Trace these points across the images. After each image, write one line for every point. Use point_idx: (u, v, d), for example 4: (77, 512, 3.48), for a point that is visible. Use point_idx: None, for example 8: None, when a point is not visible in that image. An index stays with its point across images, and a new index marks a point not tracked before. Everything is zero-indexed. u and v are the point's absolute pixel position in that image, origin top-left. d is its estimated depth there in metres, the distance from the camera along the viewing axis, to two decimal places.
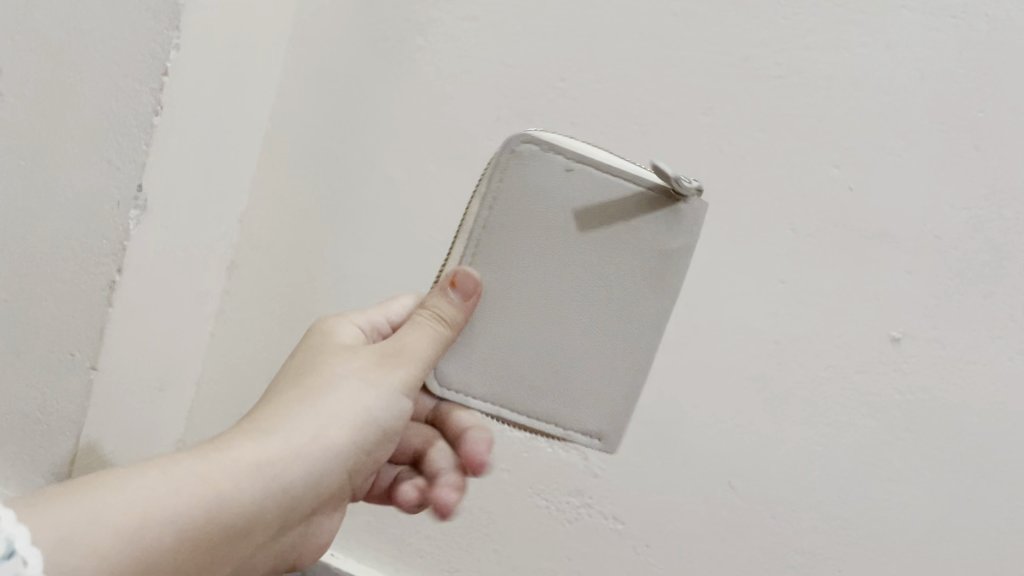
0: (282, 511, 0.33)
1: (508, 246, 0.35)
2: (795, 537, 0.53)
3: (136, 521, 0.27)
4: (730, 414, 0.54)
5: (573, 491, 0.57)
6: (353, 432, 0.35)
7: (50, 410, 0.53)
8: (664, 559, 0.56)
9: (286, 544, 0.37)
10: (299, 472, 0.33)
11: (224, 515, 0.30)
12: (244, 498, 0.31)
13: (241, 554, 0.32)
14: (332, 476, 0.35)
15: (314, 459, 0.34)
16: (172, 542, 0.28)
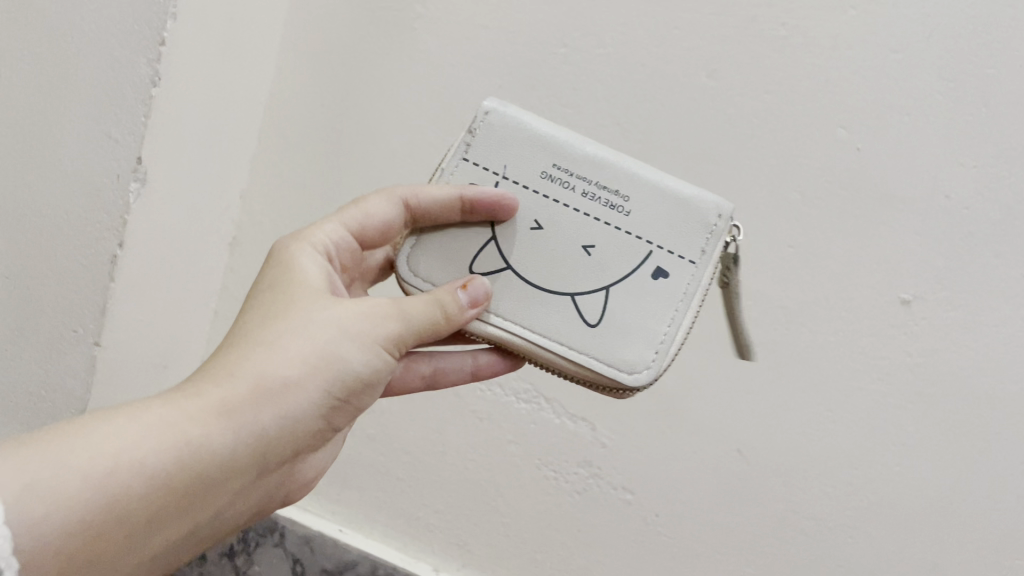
0: (266, 448, 0.32)
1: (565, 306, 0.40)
2: (806, 504, 0.53)
3: (97, 482, 0.27)
4: (739, 384, 0.53)
5: (581, 462, 0.57)
6: (326, 373, 0.33)
7: (54, 385, 0.53)
8: (673, 529, 0.55)
9: (273, 484, 0.35)
10: (269, 413, 0.32)
11: (195, 460, 0.29)
12: (215, 446, 0.30)
13: (216, 501, 0.31)
14: (311, 417, 0.33)
15: (292, 404, 0.32)
16: (142, 487, 0.28)
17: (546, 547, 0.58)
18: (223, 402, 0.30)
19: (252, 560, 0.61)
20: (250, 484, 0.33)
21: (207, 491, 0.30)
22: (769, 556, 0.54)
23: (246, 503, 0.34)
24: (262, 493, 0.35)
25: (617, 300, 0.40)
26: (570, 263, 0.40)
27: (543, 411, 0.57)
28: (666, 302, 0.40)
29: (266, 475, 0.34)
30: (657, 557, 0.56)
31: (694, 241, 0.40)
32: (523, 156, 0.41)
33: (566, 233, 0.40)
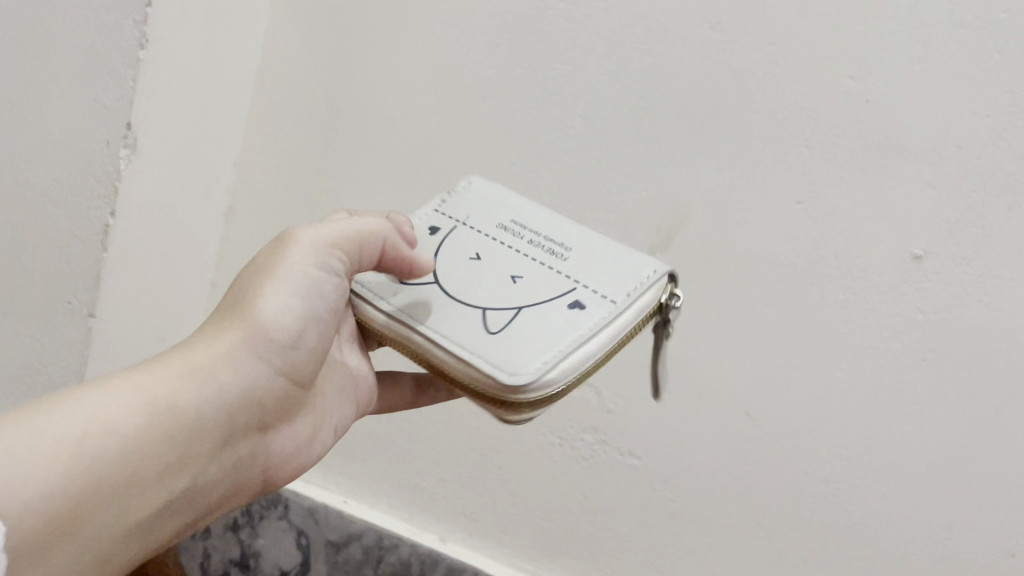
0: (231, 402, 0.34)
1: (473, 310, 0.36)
2: (817, 465, 0.52)
3: (67, 449, 0.28)
4: (748, 344, 0.52)
5: (587, 428, 0.56)
6: (278, 329, 0.35)
7: (50, 359, 0.52)
8: (681, 494, 0.55)
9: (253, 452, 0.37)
10: (226, 367, 0.34)
11: (162, 415, 0.31)
12: (180, 401, 0.32)
13: (189, 463, 0.32)
14: (269, 372, 0.35)
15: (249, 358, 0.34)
16: (116, 449, 0.29)
17: (552, 515, 0.58)
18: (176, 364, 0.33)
19: (257, 533, 0.61)
20: (221, 447, 0.34)
21: (179, 449, 0.32)
22: (777, 519, 0.53)
23: (229, 464, 0.35)
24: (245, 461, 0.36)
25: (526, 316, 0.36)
26: (490, 282, 0.37)
27: None
28: (579, 333, 0.35)
29: (240, 437, 0.35)
30: (665, 523, 0.55)
31: (620, 284, 0.37)
32: (486, 212, 0.41)
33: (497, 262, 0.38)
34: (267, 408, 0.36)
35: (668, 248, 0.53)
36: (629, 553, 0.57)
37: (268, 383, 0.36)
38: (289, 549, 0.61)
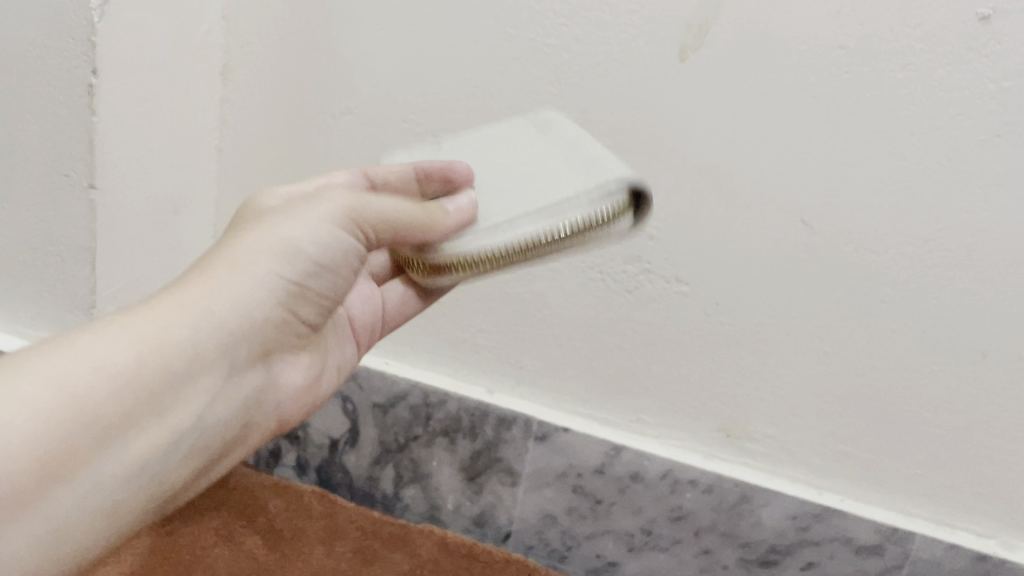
0: (171, 372, 0.28)
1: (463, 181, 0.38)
2: (883, 268, 0.47)
3: (74, 394, 0.25)
4: (798, 144, 0.47)
5: (629, 259, 0.52)
6: (313, 253, 0.33)
7: (57, 238, 0.50)
8: (737, 317, 0.51)
9: (210, 424, 0.31)
10: (105, 379, 0.26)
11: (164, 350, 0.28)
12: (180, 341, 0.29)
13: (299, 376, 0.38)
14: (248, 324, 0.32)
15: (190, 317, 0.29)
16: (133, 383, 0.27)
17: (601, 354, 0.55)
18: (173, 332, 0.29)
19: None
20: (224, 381, 0.32)
21: (301, 359, 0.38)
22: (842, 330, 0.49)
23: (226, 411, 0.32)
24: (241, 414, 0.33)
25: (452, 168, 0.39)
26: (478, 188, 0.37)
27: None
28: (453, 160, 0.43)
29: (233, 379, 0.32)
30: (721, 351, 0.52)
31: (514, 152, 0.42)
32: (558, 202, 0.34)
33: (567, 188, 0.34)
34: (272, 342, 0.35)
35: (702, 48, 0.47)
36: (686, 382, 0.53)
37: (245, 319, 0.32)
38: (335, 416, 0.59)
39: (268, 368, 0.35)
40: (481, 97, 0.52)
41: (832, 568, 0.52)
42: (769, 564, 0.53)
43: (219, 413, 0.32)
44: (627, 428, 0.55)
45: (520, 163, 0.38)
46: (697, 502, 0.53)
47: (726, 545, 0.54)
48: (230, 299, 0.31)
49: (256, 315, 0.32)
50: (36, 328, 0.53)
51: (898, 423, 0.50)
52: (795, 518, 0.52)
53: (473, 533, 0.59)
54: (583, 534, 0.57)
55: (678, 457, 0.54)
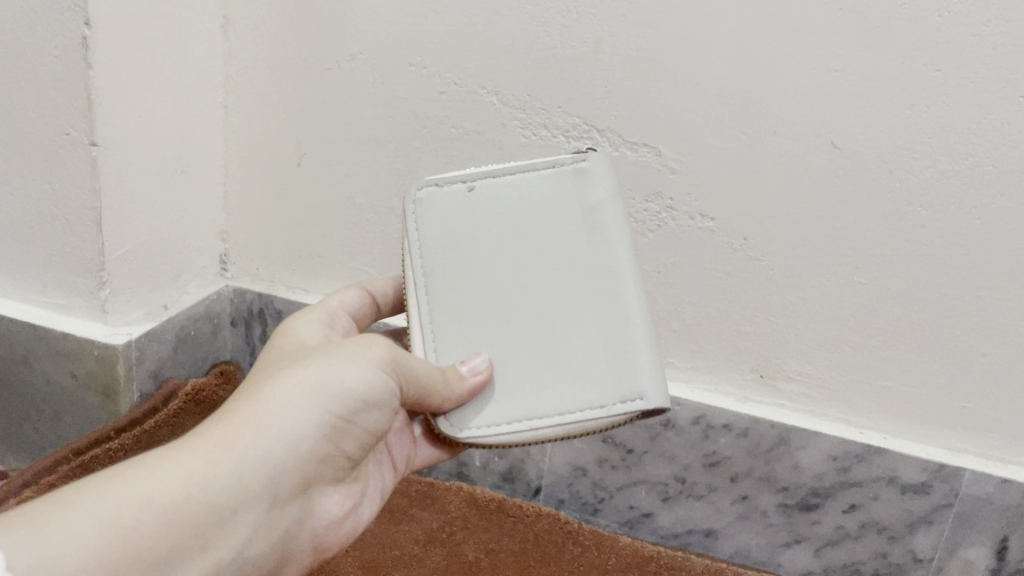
0: (211, 514, 0.28)
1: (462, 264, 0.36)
2: (920, 189, 0.45)
3: (120, 527, 0.26)
4: (824, 62, 0.44)
5: (650, 195, 0.50)
6: (364, 392, 0.33)
7: (60, 201, 0.48)
8: (767, 251, 0.48)
9: (249, 560, 0.31)
10: (146, 514, 0.27)
11: (210, 488, 0.28)
12: (223, 479, 0.29)
13: (339, 502, 0.37)
14: (295, 461, 0.31)
15: (236, 455, 0.29)
16: (176, 517, 0.27)
17: None
18: (215, 474, 0.29)
19: None
20: (270, 515, 0.31)
21: (339, 484, 0.37)
22: (878, 257, 0.47)
23: (266, 546, 0.32)
24: (279, 548, 0.33)
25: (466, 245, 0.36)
26: (496, 316, 0.35)
27: (598, 146, 0.50)
28: (480, 196, 0.36)
29: (275, 514, 0.32)
30: (752, 288, 0.49)
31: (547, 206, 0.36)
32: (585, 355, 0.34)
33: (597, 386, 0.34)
34: (321, 477, 0.34)
35: None
36: (717, 324, 0.51)
37: (295, 456, 0.31)
38: None
39: (309, 498, 0.34)
40: (488, 33, 0.49)
41: (876, 509, 0.50)
42: (810, 508, 0.51)
43: (258, 550, 0.31)
44: None
45: (542, 262, 0.35)
46: (733, 447, 0.51)
47: (765, 490, 0.52)
48: (277, 437, 0.31)
49: (306, 452, 0.32)
50: (45, 297, 0.51)
51: (942, 353, 0.47)
52: (837, 458, 0.50)
53: (502, 489, 0.58)
54: (616, 485, 0.55)
55: (711, 400, 0.52)
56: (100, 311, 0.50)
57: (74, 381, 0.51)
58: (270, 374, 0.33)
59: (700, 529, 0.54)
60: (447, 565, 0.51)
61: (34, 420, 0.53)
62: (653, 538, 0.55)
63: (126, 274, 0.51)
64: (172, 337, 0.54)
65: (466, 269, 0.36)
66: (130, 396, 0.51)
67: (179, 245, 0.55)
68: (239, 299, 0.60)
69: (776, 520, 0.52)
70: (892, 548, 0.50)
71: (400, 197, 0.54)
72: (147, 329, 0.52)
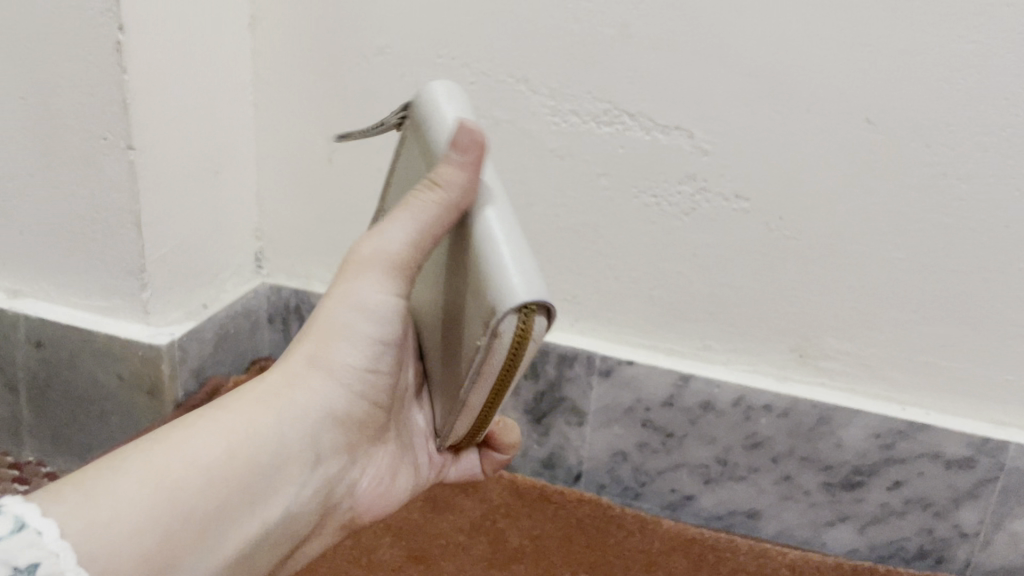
0: (254, 465, 0.32)
1: None
2: (958, 163, 0.44)
3: (170, 482, 0.30)
4: (858, 37, 0.44)
5: (683, 178, 0.49)
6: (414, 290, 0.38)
7: (100, 205, 0.49)
8: (803, 230, 0.48)
9: (295, 514, 0.34)
10: (192, 470, 0.30)
11: (248, 444, 0.32)
12: (259, 437, 0.33)
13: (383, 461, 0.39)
14: (327, 417, 0.35)
15: (272, 414, 0.33)
16: (220, 475, 0.31)
17: (662, 282, 0.52)
18: (250, 429, 0.32)
19: None
20: (311, 471, 0.34)
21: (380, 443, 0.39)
22: (916, 233, 0.46)
23: (310, 501, 0.35)
24: (325, 503, 0.36)
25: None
26: None
27: (630, 130, 0.49)
28: None
29: (316, 472, 0.35)
30: (788, 268, 0.49)
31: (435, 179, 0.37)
32: None
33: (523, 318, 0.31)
34: (361, 435, 0.37)
35: None
36: (754, 305, 0.51)
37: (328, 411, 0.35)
38: None
39: (349, 461, 0.37)
40: (515, 22, 0.49)
41: (920, 485, 0.50)
42: (853, 486, 0.51)
43: (305, 502, 0.34)
44: (694, 356, 0.53)
45: None
46: (773, 427, 0.51)
47: (807, 470, 0.52)
48: (308, 394, 0.34)
49: (332, 407, 0.35)
50: (88, 300, 0.52)
51: (984, 327, 0.47)
52: (879, 436, 0.49)
53: (543, 476, 0.58)
54: (656, 469, 0.55)
55: (751, 382, 0.51)
56: (143, 312, 0.51)
57: (120, 381, 0.52)
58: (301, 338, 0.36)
59: (743, 510, 0.54)
60: (492, 552, 0.51)
61: (81, 421, 0.54)
62: (696, 521, 0.55)
63: (166, 275, 0.51)
64: (212, 336, 0.55)
65: None
66: (174, 395, 0.52)
67: (216, 244, 0.55)
68: (275, 296, 0.60)
69: (819, 499, 0.52)
70: (937, 523, 0.50)
71: None
72: (189, 329, 0.52)
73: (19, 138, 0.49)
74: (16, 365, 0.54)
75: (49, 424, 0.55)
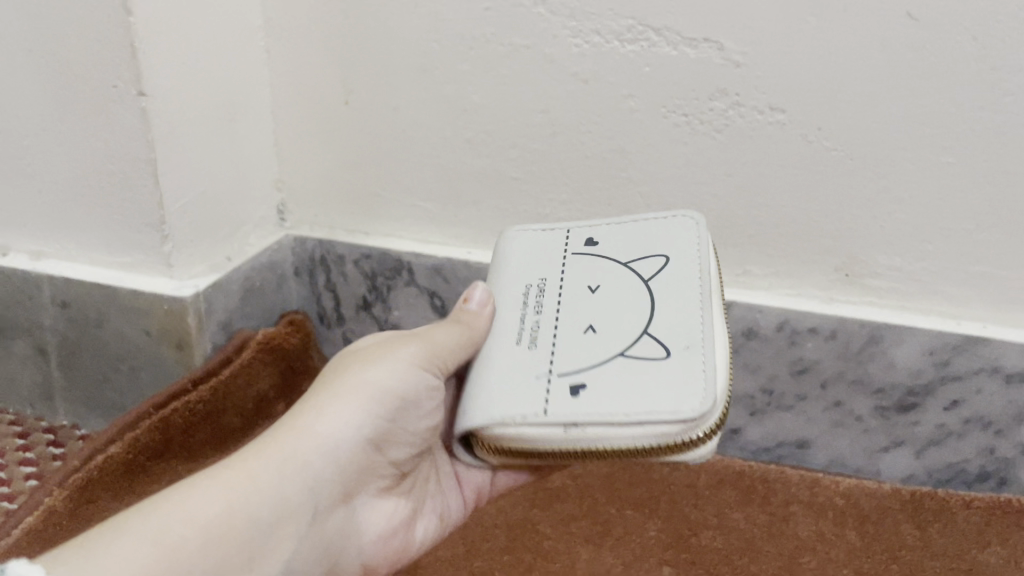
0: (245, 526, 0.33)
1: (625, 285, 0.39)
2: (1008, 54, 0.41)
3: (160, 543, 0.30)
4: None
5: (714, 94, 0.47)
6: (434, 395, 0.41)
7: (115, 156, 0.48)
8: (843, 141, 0.46)
9: (297, 566, 0.35)
10: (185, 532, 0.31)
11: (240, 504, 0.33)
12: (250, 498, 0.33)
13: (391, 513, 0.42)
14: (314, 482, 0.36)
15: (258, 478, 0.34)
16: (210, 534, 0.32)
17: (697, 207, 0.50)
18: (246, 486, 0.34)
19: (390, 306, 0.58)
20: (309, 528, 0.36)
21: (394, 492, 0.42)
22: (964, 134, 0.44)
23: (310, 559, 0.36)
24: (326, 546, 0.37)
25: (612, 266, 0.41)
26: (629, 321, 0.38)
27: (656, 47, 0.47)
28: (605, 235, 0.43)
29: (316, 523, 0.36)
30: (829, 182, 0.47)
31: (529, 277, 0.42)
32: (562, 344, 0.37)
33: (496, 405, 0.36)
34: (357, 486, 0.39)
35: None
36: (795, 225, 0.48)
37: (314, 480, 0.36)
38: (424, 313, 0.57)
39: (354, 507, 0.39)
40: None
41: (980, 403, 0.47)
42: (907, 408, 0.49)
43: (302, 556, 0.36)
44: (735, 283, 0.51)
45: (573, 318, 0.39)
46: (821, 351, 0.49)
47: (858, 394, 0.50)
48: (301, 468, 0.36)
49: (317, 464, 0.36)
50: (110, 257, 0.51)
51: None
52: (934, 353, 0.47)
53: None
54: None
55: (796, 305, 0.49)
56: (166, 264, 0.50)
57: (147, 337, 0.51)
58: (295, 412, 0.38)
59: (792, 441, 0.52)
60: (534, 492, 0.50)
61: (112, 380, 0.53)
62: (743, 454, 0.54)
63: (188, 227, 0.50)
64: (237, 288, 0.54)
65: (624, 293, 0.39)
66: (203, 347, 0.51)
67: (237, 195, 0.54)
68: (299, 248, 0.59)
69: (872, 424, 0.50)
70: (999, 443, 0.48)
71: (453, 125, 0.52)
72: (213, 280, 0.52)
73: (30, 95, 0.48)
74: (43, 327, 0.53)
75: (80, 385, 0.54)
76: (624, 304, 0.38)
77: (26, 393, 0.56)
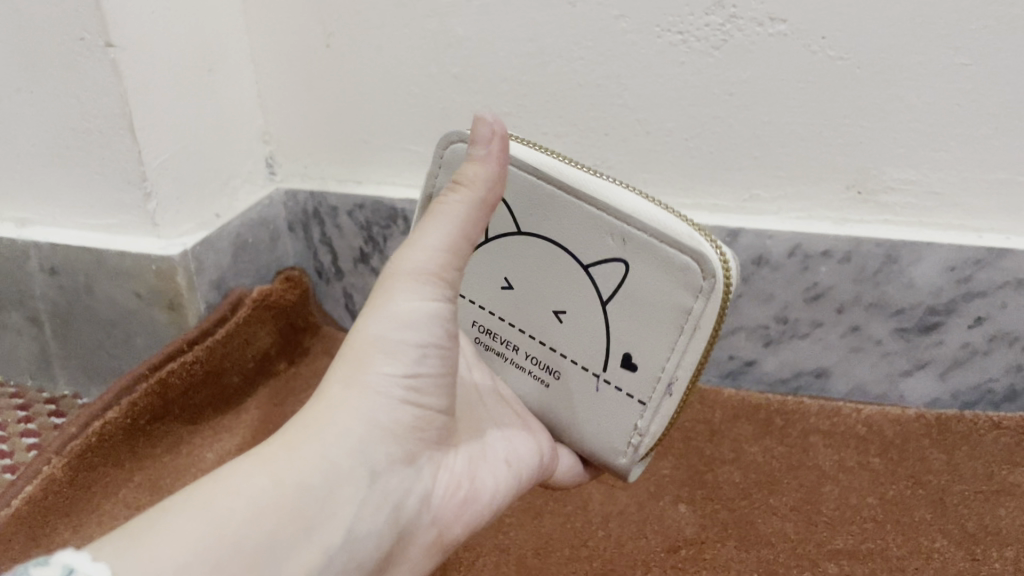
0: (301, 492, 0.27)
1: (535, 250, 0.36)
2: None
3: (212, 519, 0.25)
4: None
5: (711, 7, 0.44)
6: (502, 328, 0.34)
7: (90, 113, 0.46)
8: (849, 48, 0.43)
9: (368, 533, 0.29)
10: (236, 503, 0.26)
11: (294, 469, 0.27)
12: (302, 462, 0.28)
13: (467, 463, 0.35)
14: (372, 431, 0.30)
15: (309, 439, 0.28)
16: (268, 504, 0.26)
17: (697, 130, 0.47)
18: (292, 450, 0.28)
19: (387, 256, 0.57)
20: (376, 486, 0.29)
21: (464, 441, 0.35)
22: (980, 31, 0.41)
23: (383, 518, 0.30)
24: (400, 503, 0.31)
25: (492, 257, 0.37)
26: (565, 284, 0.35)
27: None
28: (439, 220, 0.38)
29: (383, 481, 0.30)
30: (835, 94, 0.44)
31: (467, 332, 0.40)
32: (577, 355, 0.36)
33: (607, 434, 0.36)
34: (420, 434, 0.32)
35: None
36: (801, 143, 0.46)
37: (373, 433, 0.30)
38: None
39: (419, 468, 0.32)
40: None
41: (1006, 318, 0.45)
42: (929, 328, 0.47)
43: (370, 528, 0.29)
44: (741, 209, 0.48)
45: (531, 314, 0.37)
46: (835, 275, 0.47)
47: (876, 317, 0.47)
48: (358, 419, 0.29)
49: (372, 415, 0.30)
50: (95, 220, 0.50)
51: None
52: (955, 268, 0.45)
53: None
54: None
55: (807, 228, 0.47)
56: (151, 224, 0.48)
57: (138, 300, 0.50)
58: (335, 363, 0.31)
59: (810, 370, 0.50)
60: None
61: (108, 347, 0.52)
62: (759, 387, 0.52)
63: (171, 185, 0.49)
64: (227, 246, 0.52)
65: (536, 234, 0.36)
66: (196, 308, 0.50)
67: (221, 149, 0.52)
68: (291, 202, 0.58)
69: (893, 347, 0.48)
70: None
71: (440, 61, 0.50)
72: (201, 239, 0.50)
73: None
74: (35, 296, 0.52)
75: (77, 354, 0.53)
76: (557, 270, 0.36)
77: (26, 365, 0.55)
